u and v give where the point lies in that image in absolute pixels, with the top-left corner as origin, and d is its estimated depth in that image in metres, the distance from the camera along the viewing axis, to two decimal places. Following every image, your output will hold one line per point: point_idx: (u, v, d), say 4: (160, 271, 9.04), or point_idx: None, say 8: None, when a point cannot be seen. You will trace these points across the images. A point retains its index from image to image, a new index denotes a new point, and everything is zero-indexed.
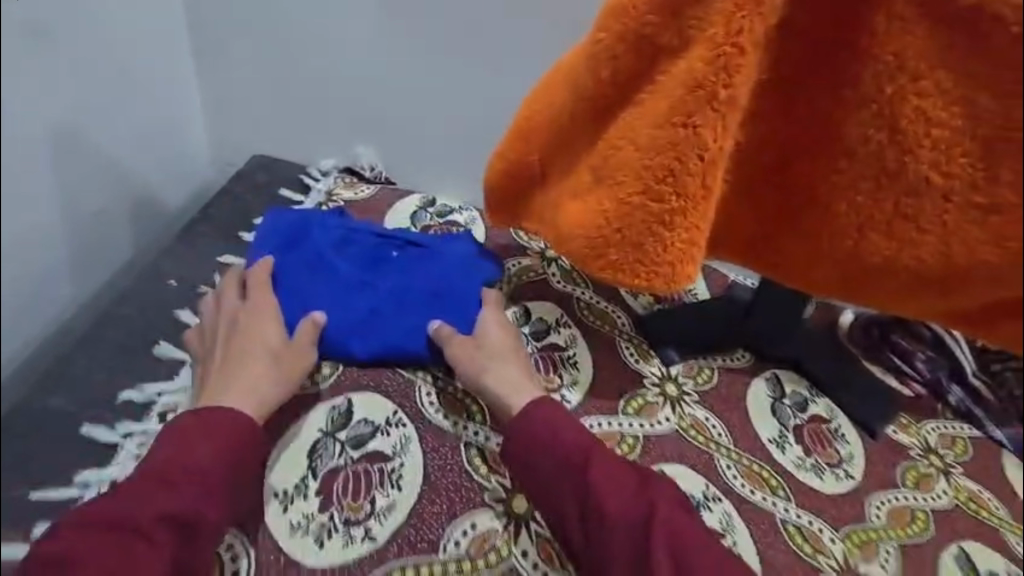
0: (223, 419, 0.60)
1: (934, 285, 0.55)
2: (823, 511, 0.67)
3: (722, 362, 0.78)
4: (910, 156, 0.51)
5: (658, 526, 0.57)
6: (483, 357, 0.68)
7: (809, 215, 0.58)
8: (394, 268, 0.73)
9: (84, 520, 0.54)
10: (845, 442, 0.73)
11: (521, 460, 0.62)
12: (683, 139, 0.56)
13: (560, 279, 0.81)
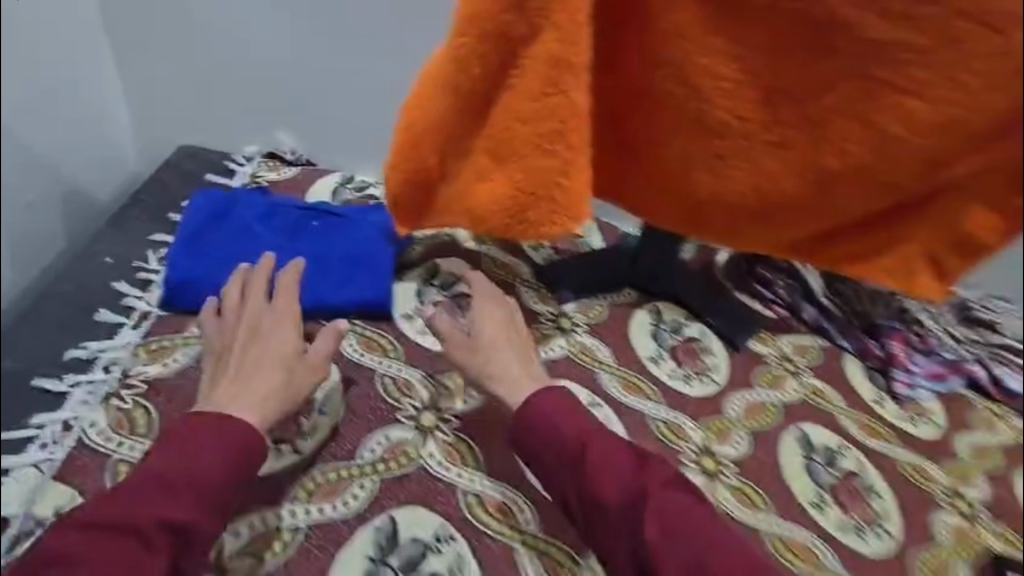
0: (233, 429, 0.68)
1: (747, 211, 0.71)
2: (685, 407, 0.81)
3: (612, 300, 0.91)
4: (711, 105, 0.64)
5: (649, 508, 0.67)
6: (488, 351, 0.77)
7: (646, 160, 0.71)
8: (313, 235, 0.83)
9: (90, 521, 0.60)
10: (712, 355, 0.87)
11: (530, 451, 0.72)
12: (563, 104, 0.59)
13: (467, 238, 0.91)
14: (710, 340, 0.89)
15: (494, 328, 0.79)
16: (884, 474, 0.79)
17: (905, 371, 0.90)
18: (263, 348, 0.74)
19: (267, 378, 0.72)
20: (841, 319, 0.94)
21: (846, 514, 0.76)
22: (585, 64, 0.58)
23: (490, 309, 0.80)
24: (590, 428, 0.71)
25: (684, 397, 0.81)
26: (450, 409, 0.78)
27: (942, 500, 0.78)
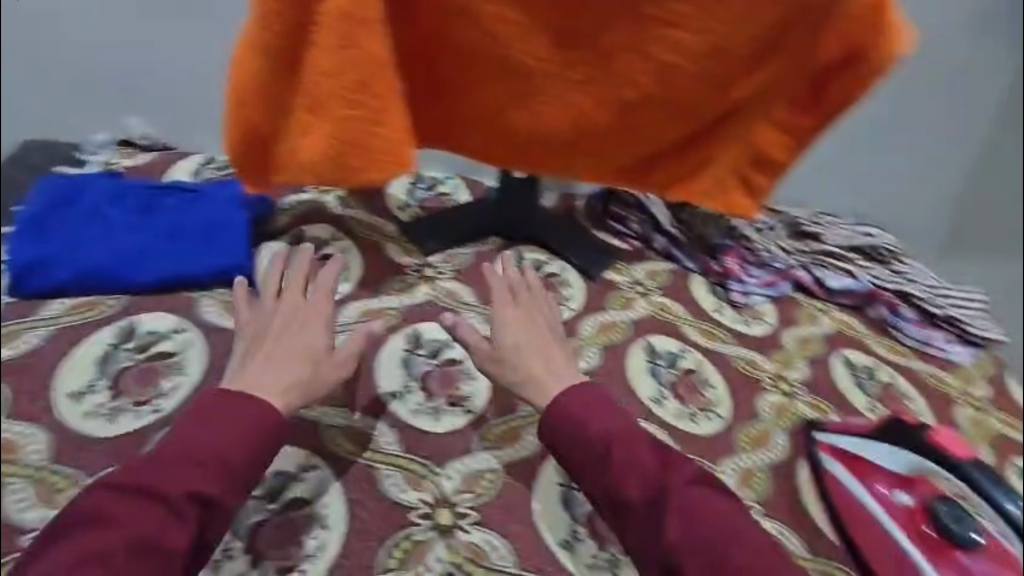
0: (255, 411, 0.69)
1: (563, 142, 0.79)
2: None
3: (477, 247, 0.99)
4: (509, 48, 0.71)
5: (672, 507, 0.69)
6: (512, 349, 0.81)
7: (467, 104, 0.77)
8: (169, 209, 0.85)
9: (122, 486, 0.62)
10: (568, 286, 0.96)
11: (562, 449, 0.75)
12: (360, 57, 0.63)
13: (335, 206, 0.96)
14: (568, 273, 0.98)
15: (517, 326, 0.83)
16: (718, 371, 0.90)
17: (739, 282, 1.02)
18: (293, 337, 0.77)
19: (297, 367, 0.75)
20: (686, 245, 1.05)
21: (684, 406, 0.86)
22: (376, 16, 0.62)
23: (506, 312, 0.84)
24: (623, 431, 0.73)
25: None
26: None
27: (767, 386, 0.90)
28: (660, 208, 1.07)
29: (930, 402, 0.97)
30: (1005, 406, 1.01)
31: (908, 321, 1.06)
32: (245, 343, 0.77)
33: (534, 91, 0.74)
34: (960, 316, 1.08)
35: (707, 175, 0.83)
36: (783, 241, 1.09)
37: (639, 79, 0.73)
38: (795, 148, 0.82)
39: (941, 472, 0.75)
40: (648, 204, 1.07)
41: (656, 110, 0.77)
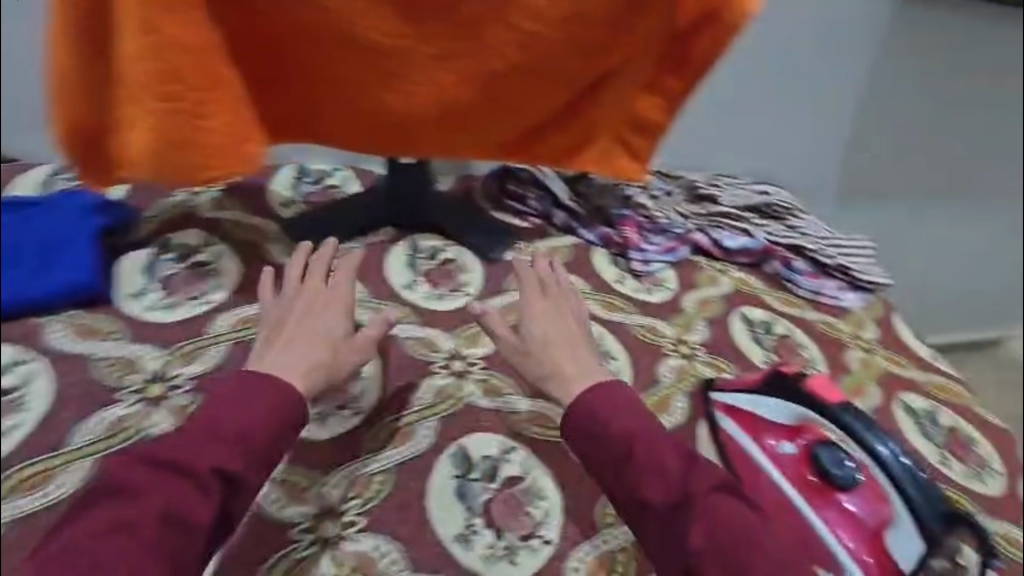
0: (277, 391, 0.71)
1: (436, 121, 0.78)
2: (438, 324, 0.90)
3: (369, 240, 0.96)
4: (361, 23, 0.68)
5: (696, 510, 0.70)
6: (538, 340, 0.83)
7: (330, 88, 0.74)
8: (27, 212, 0.58)
9: (156, 460, 0.63)
10: (464, 272, 0.97)
11: (586, 442, 0.76)
12: (174, 45, 0.62)
13: (209, 210, 0.87)
14: (464, 256, 0.99)
15: (546, 318, 0.85)
16: (620, 341, 0.91)
17: (638, 251, 1.03)
18: (316, 331, 0.78)
19: (315, 355, 0.77)
20: (586, 217, 1.05)
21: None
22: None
23: (534, 303, 0.86)
24: (645, 431, 0.74)
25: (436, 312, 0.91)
26: (180, 374, 0.75)
27: (666, 351, 0.92)
28: (557, 183, 1.06)
29: (821, 348, 0.99)
30: (892, 344, 1.06)
31: (801, 272, 1.10)
32: (268, 326, 0.79)
33: (397, 69, 0.72)
34: (851, 262, 1.12)
35: (591, 142, 0.85)
36: (682, 204, 1.10)
37: (503, 51, 0.73)
38: (670, 112, 0.84)
39: (817, 419, 0.79)
40: (544, 179, 1.06)
41: (527, 81, 0.77)
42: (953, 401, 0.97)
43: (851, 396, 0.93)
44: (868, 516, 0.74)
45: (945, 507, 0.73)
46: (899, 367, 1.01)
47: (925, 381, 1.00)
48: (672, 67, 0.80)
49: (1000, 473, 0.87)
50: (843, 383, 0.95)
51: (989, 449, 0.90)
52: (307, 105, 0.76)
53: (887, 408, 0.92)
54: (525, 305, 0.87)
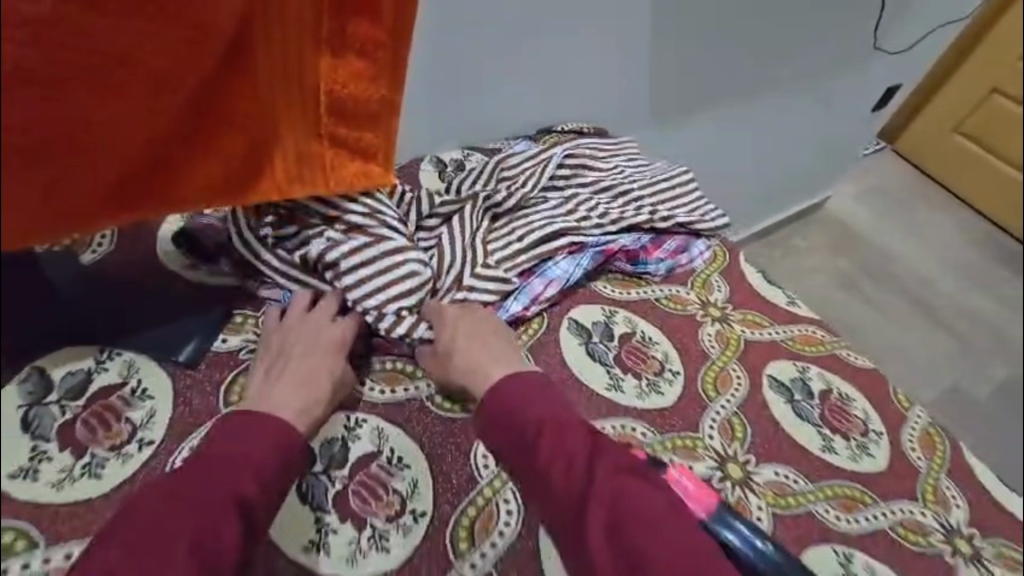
0: (274, 422, 0.57)
1: (129, 156, 0.47)
2: (90, 530, 0.51)
3: None
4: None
5: (597, 496, 0.57)
6: (463, 353, 0.66)
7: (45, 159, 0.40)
8: None
9: (160, 498, 0.51)
10: (143, 402, 0.59)
11: (493, 436, 0.62)
12: None
13: None
14: (140, 378, 0.59)
15: (471, 316, 0.69)
16: (410, 436, 0.63)
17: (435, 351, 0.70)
18: (300, 372, 0.62)
19: (303, 400, 0.60)
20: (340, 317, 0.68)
21: (362, 529, 0.57)
22: None
23: (447, 305, 0.69)
24: (562, 415, 0.61)
25: (89, 508, 0.52)
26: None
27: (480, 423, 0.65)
28: (286, 262, 0.67)
29: (673, 338, 0.78)
30: (748, 298, 0.87)
31: (647, 254, 0.85)
32: (258, 372, 0.63)
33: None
34: (682, 207, 0.89)
35: (280, 142, 0.57)
36: (487, 266, 0.74)
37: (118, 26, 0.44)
38: (377, 76, 0.57)
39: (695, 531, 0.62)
40: (261, 257, 0.67)
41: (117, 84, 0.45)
42: (819, 354, 0.82)
43: (717, 393, 0.74)
44: None
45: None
46: (759, 329, 0.83)
47: (787, 337, 0.83)
48: (344, 6, 0.53)
49: (882, 433, 0.75)
50: (704, 379, 0.75)
51: (864, 404, 0.77)
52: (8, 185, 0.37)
53: (757, 397, 0.74)
54: (442, 312, 0.69)
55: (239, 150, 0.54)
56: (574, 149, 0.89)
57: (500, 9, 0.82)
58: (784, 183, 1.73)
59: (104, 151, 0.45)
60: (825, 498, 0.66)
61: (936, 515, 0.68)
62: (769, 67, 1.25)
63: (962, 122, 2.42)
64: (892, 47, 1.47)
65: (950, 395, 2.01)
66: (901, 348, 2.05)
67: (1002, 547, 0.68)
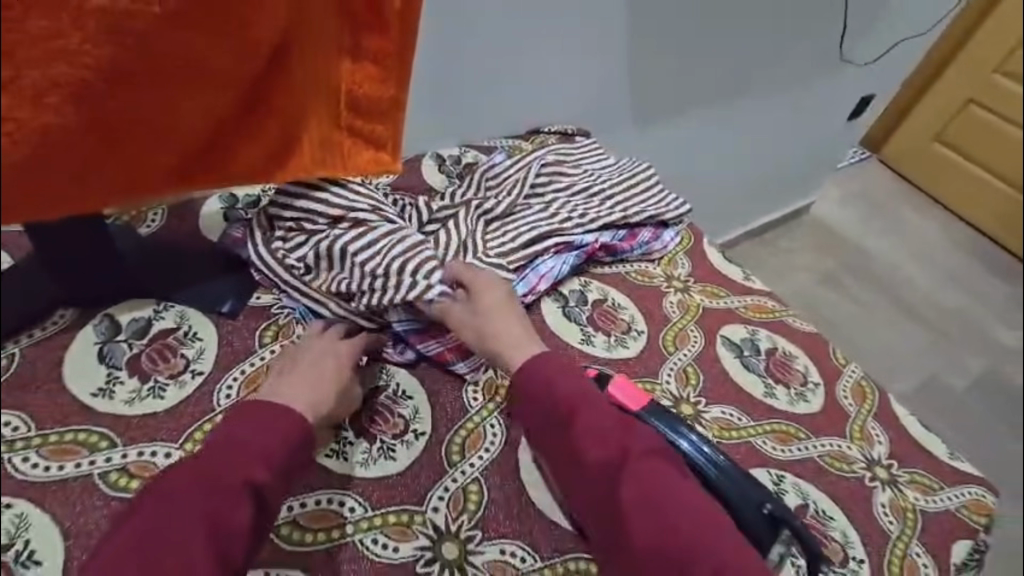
0: (280, 415, 0.63)
1: (202, 137, 0.61)
2: (156, 435, 0.65)
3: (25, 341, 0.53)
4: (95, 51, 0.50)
5: (630, 473, 0.64)
6: (465, 313, 0.75)
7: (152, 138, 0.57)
8: None
9: (184, 478, 0.58)
10: (194, 341, 0.72)
11: (526, 412, 0.70)
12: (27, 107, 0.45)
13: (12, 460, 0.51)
14: (190, 325, 0.73)
15: (482, 288, 0.76)
16: (411, 372, 0.76)
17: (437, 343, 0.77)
18: (310, 370, 0.68)
19: (311, 391, 0.66)
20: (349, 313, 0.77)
21: (373, 443, 0.70)
22: None
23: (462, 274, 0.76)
24: (591, 396, 0.69)
25: (155, 419, 0.65)
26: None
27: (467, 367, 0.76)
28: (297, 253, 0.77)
29: (639, 304, 0.90)
30: (708, 273, 1.00)
31: (625, 244, 0.96)
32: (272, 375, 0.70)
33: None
34: (648, 199, 0.99)
35: (304, 132, 0.69)
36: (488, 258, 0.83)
37: (197, 38, 0.57)
38: (387, 79, 0.68)
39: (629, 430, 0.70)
40: (274, 262, 0.77)
41: (194, 80, 0.58)
42: (768, 320, 0.94)
43: (675, 348, 0.86)
44: None
45: (768, 507, 0.65)
46: (717, 299, 0.95)
47: (741, 305, 0.96)
48: (359, 22, 0.65)
49: (819, 383, 0.87)
50: (665, 337, 0.87)
51: (806, 360, 0.89)
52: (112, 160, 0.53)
53: (710, 352, 0.86)
54: (464, 274, 0.77)
55: (274, 136, 0.67)
56: (548, 155, 0.98)
57: (498, 25, 0.98)
58: (767, 185, 1.85)
59: (187, 131, 0.59)
60: (764, 433, 0.78)
61: (861, 450, 0.79)
62: (741, 73, 1.39)
63: (945, 129, 2.45)
64: (861, 60, 1.61)
65: (929, 386, 1.97)
66: (881, 342, 2.04)
67: (913, 475, 0.78)
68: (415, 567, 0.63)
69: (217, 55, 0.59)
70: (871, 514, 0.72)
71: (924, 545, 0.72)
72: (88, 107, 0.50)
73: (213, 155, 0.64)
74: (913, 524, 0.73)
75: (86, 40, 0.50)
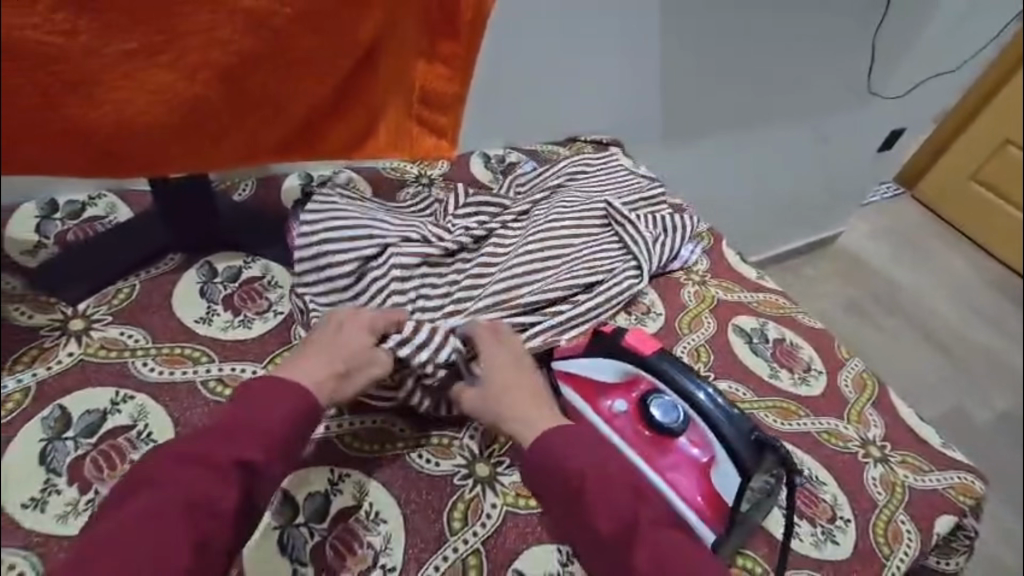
0: (295, 398, 0.64)
1: (302, 118, 0.74)
2: (246, 356, 0.76)
3: (146, 275, 0.81)
4: (235, 40, 0.65)
5: (643, 544, 0.62)
6: (487, 394, 0.71)
7: (261, 115, 0.71)
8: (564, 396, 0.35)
9: (185, 452, 0.59)
10: (277, 288, 0.84)
11: (537, 484, 0.67)
12: (166, 86, 0.62)
13: (118, 356, 0.71)
14: (274, 275, 0.85)
15: (501, 366, 0.72)
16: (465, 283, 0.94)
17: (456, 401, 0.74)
18: (321, 350, 0.69)
19: (317, 367, 0.68)
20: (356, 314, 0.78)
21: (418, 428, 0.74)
22: None
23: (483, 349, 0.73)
24: (603, 464, 0.65)
25: (244, 343, 0.77)
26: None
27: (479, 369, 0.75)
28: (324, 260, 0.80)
29: (660, 290, 0.99)
30: (725, 269, 1.09)
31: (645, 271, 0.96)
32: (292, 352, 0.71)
33: (156, 86, 0.62)
34: (668, 249, 0.99)
35: (381, 122, 0.80)
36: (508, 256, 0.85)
37: (314, 35, 0.69)
38: (452, 77, 0.80)
39: (641, 371, 0.72)
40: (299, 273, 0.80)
41: (305, 69, 0.70)
42: (780, 314, 1.02)
43: (690, 329, 0.95)
44: (699, 452, 0.69)
45: (753, 432, 0.66)
46: (731, 292, 1.04)
47: (754, 300, 1.04)
48: (437, 27, 0.77)
49: (822, 371, 0.94)
50: (681, 319, 0.96)
51: (811, 351, 0.97)
52: (219, 128, 0.68)
53: (722, 337, 0.95)
54: (483, 347, 0.74)
55: (359, 122, 0.79)
56: (569, 173, 1.04)
57: (547, 43, 1.13)
58: (794, 208, 1.91)
59: (291, 110, 0.73)
60: (766, 407, 0.86)
61: (857, 430, 0.87)
62: (769, 99, 1.50)
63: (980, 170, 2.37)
64: (889, 92, 1.70)
65: (950, 415, 1.94)
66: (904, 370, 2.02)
67: (906, 457, 0.85)
68: (453, 481, 0.71)
69: (327, 50, 0.71)
70: (862, 484, 0.80)
71: (910, 515, 0.79)
72: (225, 86, 0.66)
73: (307, 134, 0.77)
74: (901, 496, 0.80)
75: (235, 30, 0.64)
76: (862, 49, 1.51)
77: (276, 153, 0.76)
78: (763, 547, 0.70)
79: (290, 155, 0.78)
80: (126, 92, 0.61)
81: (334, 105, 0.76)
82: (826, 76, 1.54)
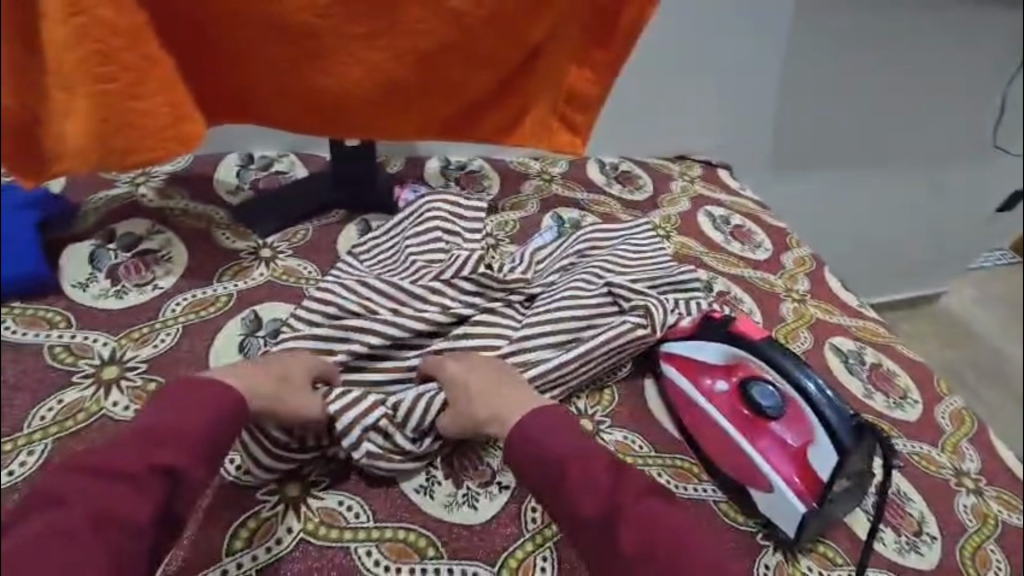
0: (216, 402, 0.65)
1: (464, 102, 0.85)
2: None
3: (317, 222, 0.96)
4: (433, 29, 0.77)
5: (624, 521, 0.65)
6: (462, 405, 0.73)
7: (434, 95, 0.83)
8: None
9: (89, 466, 0.57)
10: None
11: (521, 467, 0.70)
12: (377, 61, 0.77)
13: (295, 282, 0.86)
14: None
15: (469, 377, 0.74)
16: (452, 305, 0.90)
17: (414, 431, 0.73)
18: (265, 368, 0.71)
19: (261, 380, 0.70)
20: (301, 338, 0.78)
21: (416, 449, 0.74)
22: None
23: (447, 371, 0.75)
24: (583, 452, 0.68)
25: None
26: (136, 356, 0.73)
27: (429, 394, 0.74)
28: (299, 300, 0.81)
29: (758, 301, 1.04)
30: (826, 293, 1.11)
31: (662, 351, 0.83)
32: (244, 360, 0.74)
33: (369, 61, 0.77)
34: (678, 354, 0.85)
35: (529, 115, 0.88)
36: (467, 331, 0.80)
37: (491, 33, 0.80)
38: (597, 80, 0.88)
39: (746, 356, 0.77)
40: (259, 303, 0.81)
41: (481, 60, 0.82)
42: (878, 343, 1.04)
43: (786, 342, 0.99)
44: (792, 437, 0.72)
45: (854, 418, 0.71)
46: (830, 315, 1.06)
47: (853, 325, 1.06)
48: (594, 35, 0.85)
49: (918, 401, 0.95)
50: (778, 331, 1.00)
51: (908, 381, 0.98)
52: (404, 104, 0.82)
53: (819, 353, 0.98)
54: (446, 371, 0.75)
55: (511, 112, 0.88)
56: (584, 247, 0.93)
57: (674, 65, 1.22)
58: None
59: (460, 95, 0.84)
60: None
61: (952, 460, 0.87)
62: (885, 139, 1.51)
63: None
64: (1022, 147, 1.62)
65: None
66: None
67: (1001, 495, 0.86)
68: None
69: (500, 46, 0.81)
70: (952, 510, 0.81)
71: (1000, 548, 0.80)
72: (415, 67, 0.79)
73: (467, 119, 0.88)
74: (992, 529, 0.81)
75: (436, 22, 0.77)
76: (992, 97, 1.50)
77: (433, 131, 0.87)
78: (845, 541, 0.73)
79: (448, 134, 0.89)
80: (342, 65, 0.76)
81: (494, 95, 0.87)
82: (949, 123, 1.53)
